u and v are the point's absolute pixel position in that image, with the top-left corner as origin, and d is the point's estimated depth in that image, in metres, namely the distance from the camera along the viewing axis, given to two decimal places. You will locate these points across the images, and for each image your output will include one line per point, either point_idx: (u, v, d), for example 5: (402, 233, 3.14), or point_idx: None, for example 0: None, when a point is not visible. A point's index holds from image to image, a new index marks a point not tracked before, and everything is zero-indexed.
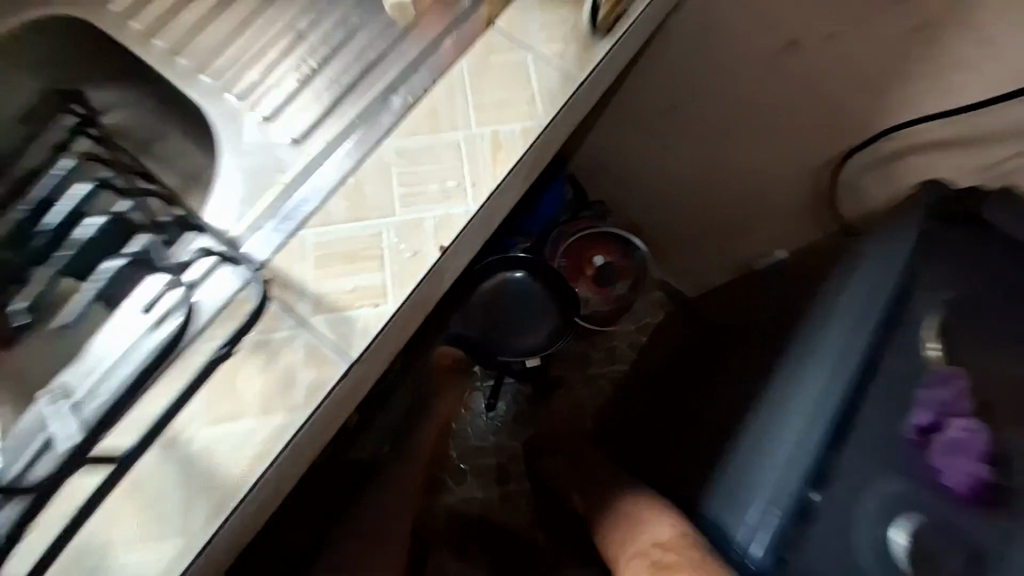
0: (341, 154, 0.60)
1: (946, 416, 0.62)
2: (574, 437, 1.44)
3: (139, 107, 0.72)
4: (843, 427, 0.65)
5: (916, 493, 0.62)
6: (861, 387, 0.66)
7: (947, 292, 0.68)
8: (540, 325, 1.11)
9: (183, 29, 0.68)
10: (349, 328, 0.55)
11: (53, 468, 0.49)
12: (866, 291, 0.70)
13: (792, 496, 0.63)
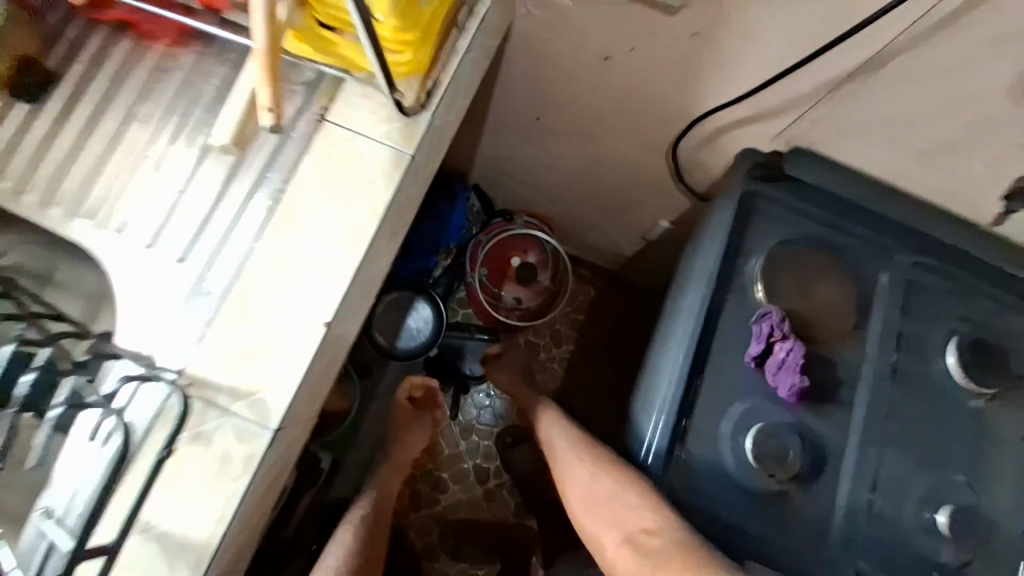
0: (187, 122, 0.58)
1: (771, 341, 0.76)
2: (639, 550, 0.70)
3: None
4: (703, 350, 0.79)
5: (760, 405, 0.77)
6: (703, 350, 0.79)
7: (801, 240, 0.83)
8: (421, 320, 1.42)
9: (22, 162, 0.59)
10: (198, 293, 0.53)
11: None
12: (712, 240, 0.82)
13: (680, 391, 0.77)
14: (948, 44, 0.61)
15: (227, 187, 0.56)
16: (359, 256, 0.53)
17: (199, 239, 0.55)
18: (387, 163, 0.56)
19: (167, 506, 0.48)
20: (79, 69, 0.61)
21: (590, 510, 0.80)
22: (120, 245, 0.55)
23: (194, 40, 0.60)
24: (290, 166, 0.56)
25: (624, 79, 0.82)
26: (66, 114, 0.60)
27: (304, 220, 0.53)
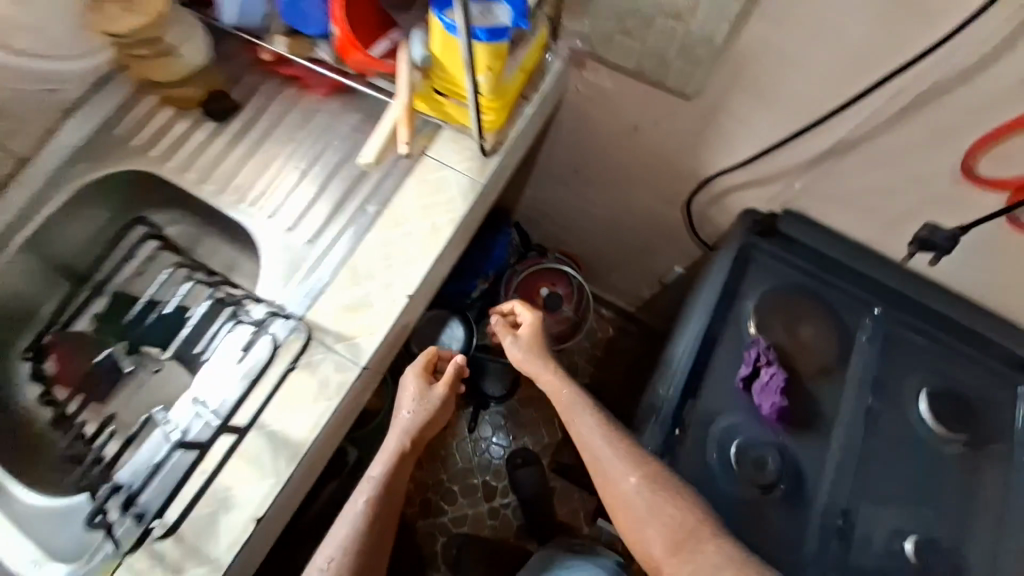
0: (326, 144, 0.81)
1: (758, 365, 0.90)
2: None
3: (155, 212, 0.87)
4: (700, 369, 0.93)
5: (745, 421, 0.90)
6: (701, 366, 0.93)
7: (790, 287, 0.97)
8: (453, 337, 1.55)
9: (207, 158, 0.81)
10: (320, 261, 0.73)
11: (168, 494, 0.59)
12: (715, 278, 0.98)
13: (677, 400, 0.90)
14: (902, 137, 0.79)
15: (350, 190, 0.77)
16: (438, 250, 0.72)
17: (326, 225, 0.75)
18: (465, 186, 0.75)
19: (279, 416, 0.63)
20: (251, 97, 0.83)
21: (639, 529, 0.71)
22: (267, 223, 0.76)
23: (341, 93, 0.83)
24: (396, 179, 0.76)
25: (652, 143, 1.02)
26: (238, 130, 0.82)
27: (402, 220, 0.74)
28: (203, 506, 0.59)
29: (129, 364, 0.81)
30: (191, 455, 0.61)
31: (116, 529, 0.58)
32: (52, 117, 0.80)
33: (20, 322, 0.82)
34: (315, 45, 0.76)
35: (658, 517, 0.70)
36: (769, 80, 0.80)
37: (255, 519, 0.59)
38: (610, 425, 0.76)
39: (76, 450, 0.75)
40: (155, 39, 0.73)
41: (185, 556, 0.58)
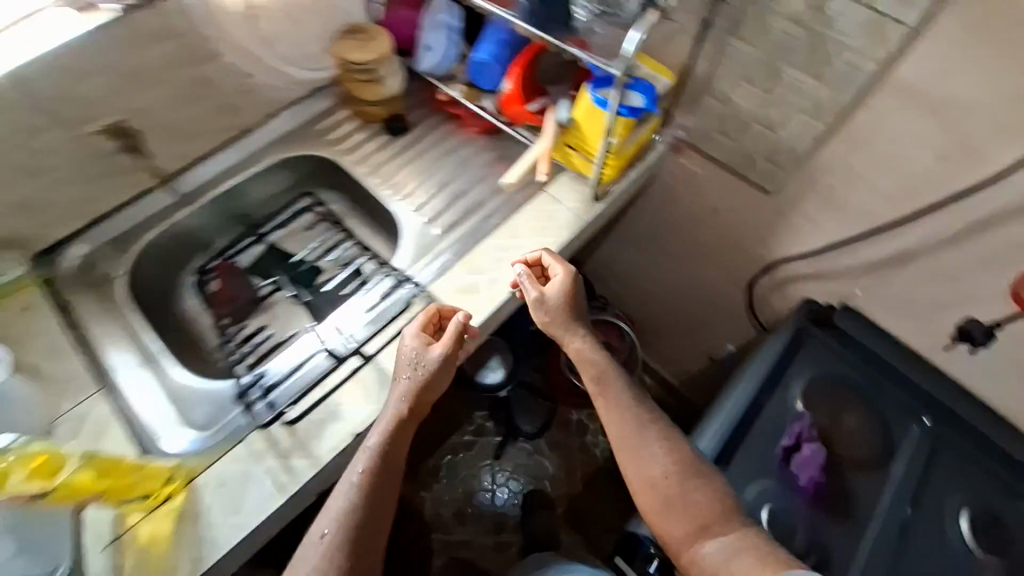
0: (468, 168, 1.02)
1: (801, 440, 0.96)
2: (719, 554, 0.72)
3: (323, 191, 1.09)
4: (741, 432, 0.99)
5: (778, 488, 0.94)
6: (744, 428, 0.99)
7: (837, 378, 1.04)
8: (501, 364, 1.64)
9: (377, 159, 1.04)
10: (447, 251, 0.91)
11: (299, 391, 0.75)
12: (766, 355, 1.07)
13: (714, 453, 0.96)
14: (960, 261, 0.89)
15: (481, 205, 0.97)
16: (541, 264, 0.89)
17: (456, 226, 0.95)
18: (570, 221, 0.92)
19: (391, 359, 0.79)
20: (420, 125, 1.08)
21: (663, 511, 0.77)
22: (411, 214, 0.97)
23: (491, 133, 1.05)
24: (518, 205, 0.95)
25: (728, 225, 1.16)
26: (403, 145, 1.06)
27: (516, 234, 0.92)
28: (318, 412, 0.74)
29: (271, 295, 1.00)
30: (324, 367, 0.78)
31: (254, 408, 0.75)
32: (274, 105, 1.02)
33: (195, 248, 1.02)
34: (482, 96, 0.98)
35: (682, 502, 0.77)
36: (843, 189, 0.93)
37: (356, 432, 0.73)
38: (639, 407, 0.84)
39: (223, 350, 0.95)
40: (373, 69, 0.97)
41: (294, 446, 0.71)
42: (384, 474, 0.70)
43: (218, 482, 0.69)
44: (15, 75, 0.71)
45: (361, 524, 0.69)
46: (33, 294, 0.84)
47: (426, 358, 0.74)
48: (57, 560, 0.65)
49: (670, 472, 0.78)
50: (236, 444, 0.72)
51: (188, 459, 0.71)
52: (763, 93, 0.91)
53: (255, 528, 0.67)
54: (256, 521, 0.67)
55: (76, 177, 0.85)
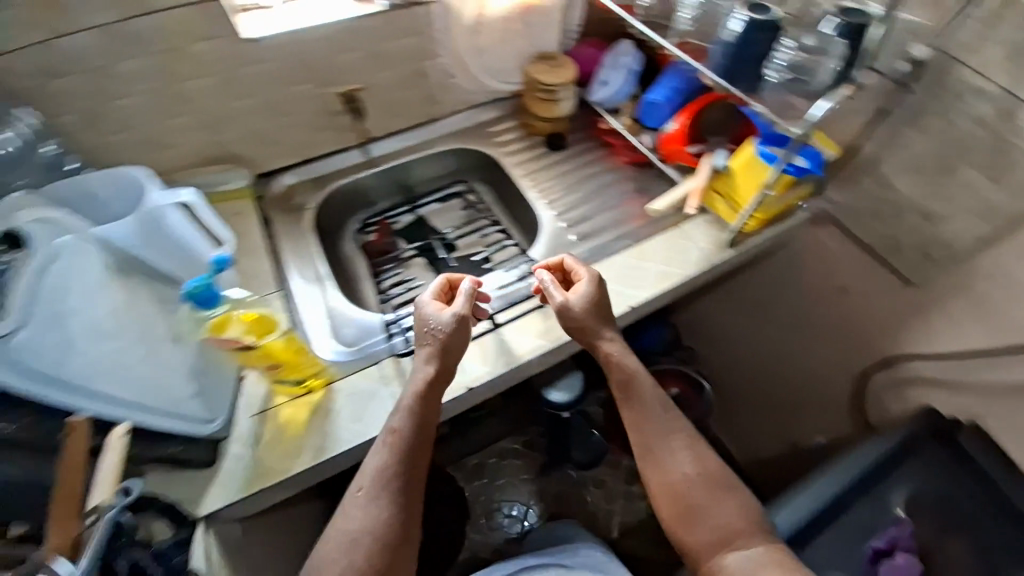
0: (610, 191, 1.12)
1: (896, 547, 0.91)
2: (744, 565, 0.73)
3: (478, 183, 1.24)
4: (827, 517, 0.94)
5: None
6: (831, 514, 0.94)
7: (949, 497, 0.96)
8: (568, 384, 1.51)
9: (532, 166, 1.18)
10: (578, 256, 1.01)
11: None
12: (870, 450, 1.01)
13: (794, 529, 0.92)
14: None
15: (618, 226, 1.05)
16: (664, 290, 0.94)
17: (591, 237, 1.04)
18: (702, 259, 0.97)
19: (513, 334, 0.86)
20: (577, 147, 1.20)
21: (684, 521, 0.78)
22: (552, 219, 1.08)
23: (639, 166, 1.14)
24: (654, 234, 1.02)
25: (853, 308, 1.13)
26: (557, 160, 1.18)
27: (646, 259, 0.98)
28: None
29: (412, 257, 1.14)
30: None
31: (392, 338, 0.87)
32: (461, 105, 1.19)
33: (361, 203, 1.16)
34: (643, 131, 1.11)
35: (707, 514, 0.77)
36: (1003, 299, 0.89)
37: (469, 387, 0.80)
38: (666, 415, 0.83)
39: (374, 287, 1.10)
40: (554, 90, 1.11)
41: None
42: (411, 431, 0.74)
43: (350, 390, 0.80)
44: (298, 35, 0.89)
45: (394, 472, 0.72)
46: (245, 203, 1.00)
47: (440, 323, 0.78)
48: (217, 411, 0.70)
49: (695, 478, 0.79)
50: (371, 364, 0.84)
51: (331, 367, 0.82)
52: (931, 185, 0.91)
53: (369, 440, 0.76)
54: (372, 433, 0.76)
55: (306, 123, 1.02)
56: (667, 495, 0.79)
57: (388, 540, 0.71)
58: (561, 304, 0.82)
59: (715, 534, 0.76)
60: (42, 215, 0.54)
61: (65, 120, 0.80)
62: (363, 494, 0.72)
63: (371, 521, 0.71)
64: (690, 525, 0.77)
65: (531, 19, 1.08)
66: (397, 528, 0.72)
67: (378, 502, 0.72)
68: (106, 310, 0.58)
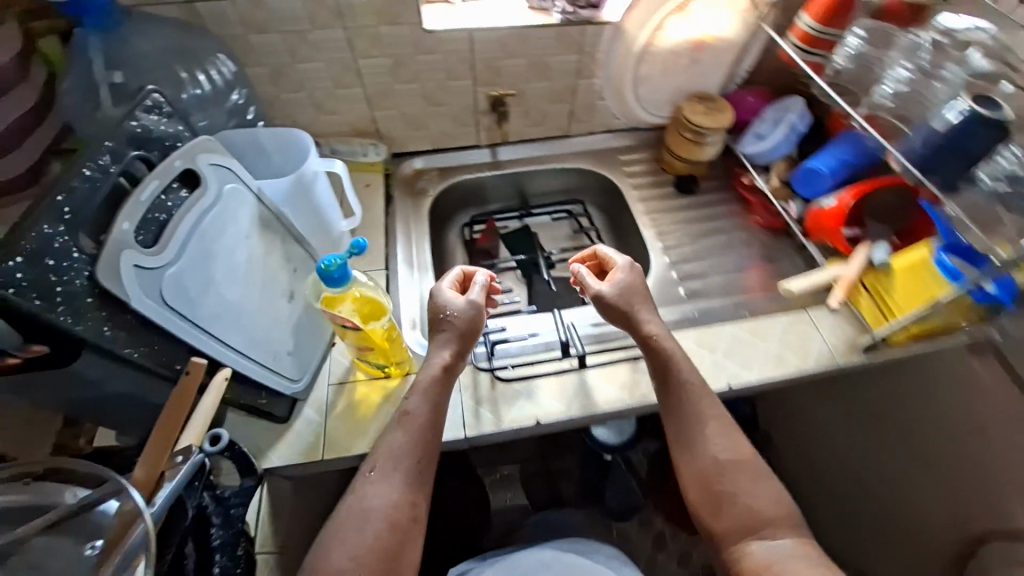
0: (734, 253, 1.03)
1: None
2: (766, 555, 0.65)
3: (592, 207, 1.21)
4: None
5: None
6: None
7: None
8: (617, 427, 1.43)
9: (655, 205, 1.12)
10: (684, 314, 0.93)
11: (516, 355, 0.83)
12: None
13: None
14: None
15: (735, 295, 0.96)
16: (773, 379, 0.84)
17: (702, 298, 0.97)
18: (825, 358, 0.86)
19: (597, 378, 0.81)
20: (708, 196, 1.12)
21: (710, 508, 0.70)
22: (664, 267, 1.02)
23: (773, 232, 1.05)
24: (777, 314, 0.91)
25: (993, 459, 0.94)
26: (683, 205, 1.12)
27: (761, 340, 0.88)
28: (519, 382, 0.80)
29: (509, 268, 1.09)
30: (543, 348, 0.84)
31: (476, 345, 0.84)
32: (600, 127, 1.17)
33: (475, 199, 1.17)
34: (792, 197, 1.01)
35: (735, 501, 0.69)
36: None
37: (538, 420, 0.77)
38: (702, 396, 0.76)
39: None
40: (704, 132, 1.05)
41: (487, 398, 0.79)
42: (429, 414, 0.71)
43: None
44: (475, 34, 0.92)
45: (407, 450, 0.70)
46: (377, 176, 1.05)
47: (456, 308, 0.79)
48: (303, 372, 0.73)
49: (727, 460, 0.72)
50: None
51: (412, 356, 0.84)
52: None
53: None
54: None
55: (453, 115, 1.05)
56: (696, 475, 0.72)
57: (397, 519, 0.67)
58: (595, 293, 0.80)
59: (744, 522, 0.68)
60: (221, 160, 0.58)
61: (258, 73, 0.88)
62: (378, 475, 0.68)
63: (385, 502, 0.67)
64: (716, 508, 0.70)
65: (699, 57, 1.02)
66: (405, 508, 0.68)
67: (393, 478, 0.68)
68: (243, 256, 0.62)
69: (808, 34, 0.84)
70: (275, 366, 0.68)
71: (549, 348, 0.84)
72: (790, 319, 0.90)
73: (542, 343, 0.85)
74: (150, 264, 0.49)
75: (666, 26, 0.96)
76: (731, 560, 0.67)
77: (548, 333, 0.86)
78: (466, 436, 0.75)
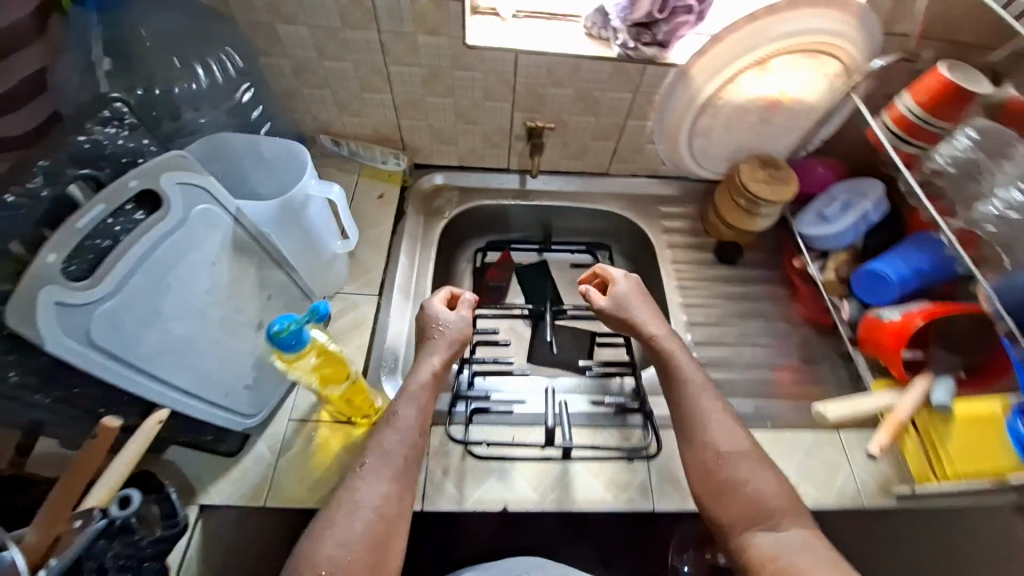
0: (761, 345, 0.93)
1: None
2: (771, 547, 0.57)
3: (618, 253, 1.10)
4: None
5: None
6: None
7: None
8: None
9: (687, 271, 1.01)
10: None
11: (496, 423, 0.76)
12: None
13: None
14: None
15: (756, 400, 0.85)
16: None
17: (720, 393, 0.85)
18: (850, 499, 0.73)
19: (581, 469, 0.73)
20: (748, 273, 1.01)
21: (711, 498, 0.63)
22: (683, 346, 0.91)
23: (815, 327, 0.94)
24: (803, 434, 0.79)
25: None
26: (718, 276, 1.01)
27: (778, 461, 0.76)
28: (493, 458, 0.72)
29: (510, 316, 0.97)
30: (528, 422, 0.76)
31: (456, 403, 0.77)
32: (644, 171, 1.06)
33: (493, 225, 1.07)
34: (847, 296, 0.89)
35: (738, 486, 0.63)
36: None
37: (505, 506, 0.69)
38: (701, 381, 0.71)
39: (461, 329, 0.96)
40: (759, 203, 0.92)
41: (455, 469, 0.71)
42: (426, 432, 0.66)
43: None
44: (521, 56, 0.82)
45: (396, 451, 0.65)
46: (393, 187, 0.97)
47: (449, 321, 0.75)
48: (259, 408, 0.68)
49: (730, 446, 0.65)
50: None
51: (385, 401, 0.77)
52: None
53: None
54: None
55: (484, 135, 0.96)
56: (699, 458, 0.65)
57: (387, 515, 0.61)
58: (599, 308, 0.78)
59: (750, 509, 0.61)
60: (192, 178, 0.51)
61: (279, 65, 0.81)
62: (364, 472, 0.63)
63: (375, 496, 0.61)
64: (718, 496, 0.63)
65: (771, 117, 0.90)
66: (395, 501, 0.62)
67: (379, 475, 0.63)
68: (205, 287, 0.56)
69: (907, 117, 0.73)
70: (229, 403, 0.63)
71: (534, 423, 0.76)
72: (818, 443, 0.78)
73: (529, 415, 0.77)
74: (78, 301, 0.43)
75: (739, 80, 0.82)
76: (734, 553, 0.60)
77: (537, 404, 0.79)
78: (422, 508, 0.68)
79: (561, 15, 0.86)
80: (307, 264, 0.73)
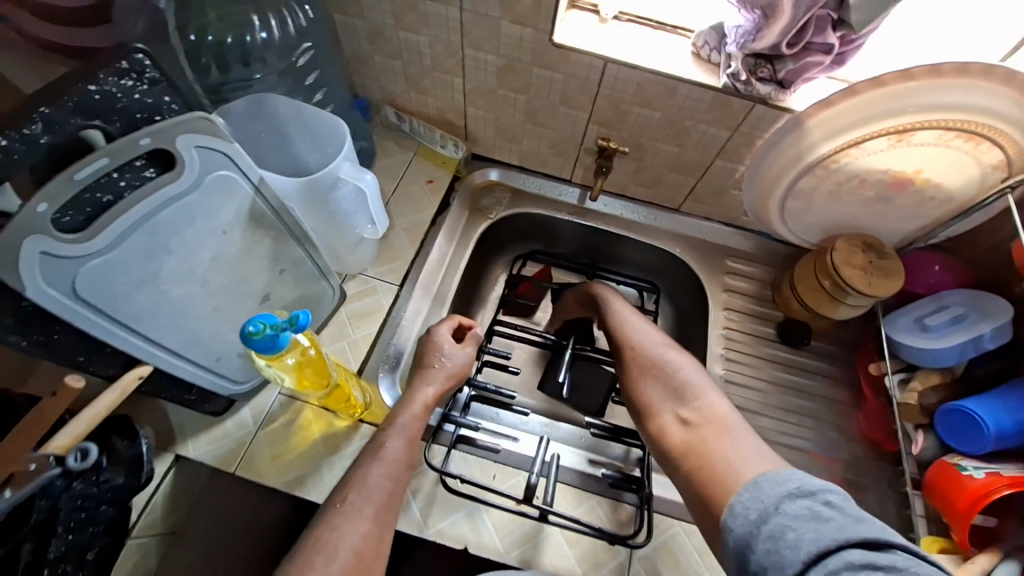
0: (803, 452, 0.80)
1: None
2: (688, 433, 0.57)
3: (667, 298, 0.99)
4: None
5: None
6: None
7: None
8: None
9: (740, 341, 0.88)
10: None
11: (480, 454, 0.70)
12: None
13: None
14: None
15: None
16: None
17: None
18: None
19: (556, 533, 0.66)
20: (811, 361, 0.88)
21: (633, 392, 0.65)
22: None
23: (879, 452, 0.80)
24: None
25: None
26: (774, 356, 0.88)
27: None
28: (466, 490, 0.68)
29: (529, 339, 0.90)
30: (515, 462, 0.71)
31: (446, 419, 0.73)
32: (722, 216, 0.93)
33: (542, 236, 0.99)
34: (925, 427, 0.74)
35: (654, 377, 0.64)
36: None
37: (464, 546, 0.64)
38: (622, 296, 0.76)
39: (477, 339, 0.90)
40: (847, 291, 0.77)
41: (425, 491, 0.67)
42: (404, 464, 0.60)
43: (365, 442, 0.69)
44: (610, 66, 0.72)
45: (381, 484, 0.57)
46: (446, 174, 0.92)
47: (454, 361, 0.70)
48: (250, 376, 0.66)
49: (646, 339, 0.68)
50: None
51: (378, 400, 0.73)
52: None
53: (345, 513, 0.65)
54: None
55: (552, 141, 0.87)
56: (625, 356, 0.68)
57: (367, 529, 0.54)
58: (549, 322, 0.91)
59: (667, 394, 0.62)
60: (210, 142, 0.48)
61: (354, 25, 0.76)
62: (347, 507, 0.54)
63: (355, 536, 0.53)
64: (641, 391, 0.64)
65: (891, 196, 0.74)
66: (378, 519, 0.55)
67: (361, 510, 0.54)
68: (208, 254, 0.54)
69: None
70: (218, 368, 0.61)
71: (520, 465, 0.70)
72: None
73: (518, 454, 0.71)
74: (64, 253, 0.42)
75: (865, 146, 0.67)
76: (656, 437, 0.60)
77: (530, 445, 0.73)
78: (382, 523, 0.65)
79: (669, 27, 0.75)
80: (334, 242, 0.70)
